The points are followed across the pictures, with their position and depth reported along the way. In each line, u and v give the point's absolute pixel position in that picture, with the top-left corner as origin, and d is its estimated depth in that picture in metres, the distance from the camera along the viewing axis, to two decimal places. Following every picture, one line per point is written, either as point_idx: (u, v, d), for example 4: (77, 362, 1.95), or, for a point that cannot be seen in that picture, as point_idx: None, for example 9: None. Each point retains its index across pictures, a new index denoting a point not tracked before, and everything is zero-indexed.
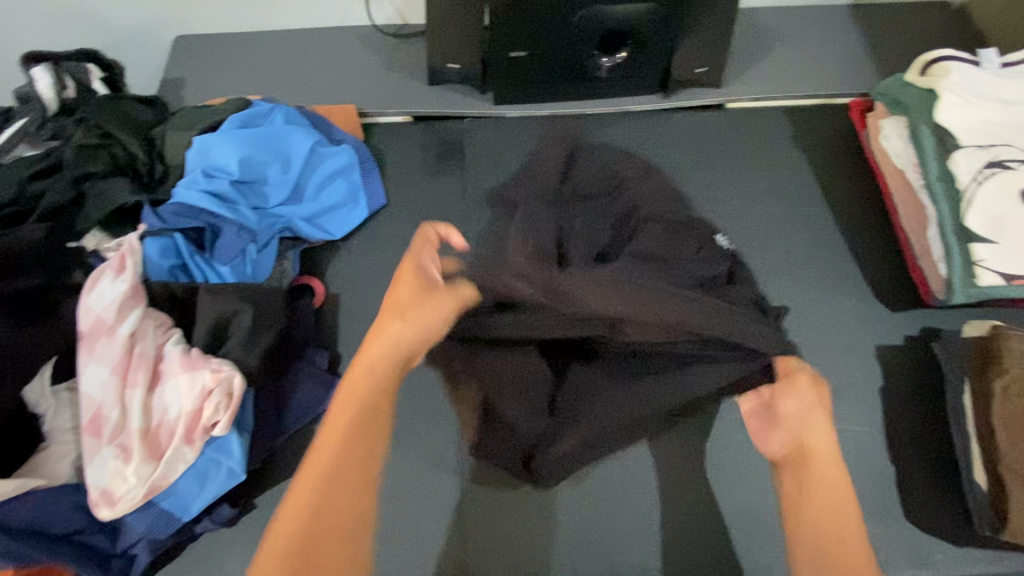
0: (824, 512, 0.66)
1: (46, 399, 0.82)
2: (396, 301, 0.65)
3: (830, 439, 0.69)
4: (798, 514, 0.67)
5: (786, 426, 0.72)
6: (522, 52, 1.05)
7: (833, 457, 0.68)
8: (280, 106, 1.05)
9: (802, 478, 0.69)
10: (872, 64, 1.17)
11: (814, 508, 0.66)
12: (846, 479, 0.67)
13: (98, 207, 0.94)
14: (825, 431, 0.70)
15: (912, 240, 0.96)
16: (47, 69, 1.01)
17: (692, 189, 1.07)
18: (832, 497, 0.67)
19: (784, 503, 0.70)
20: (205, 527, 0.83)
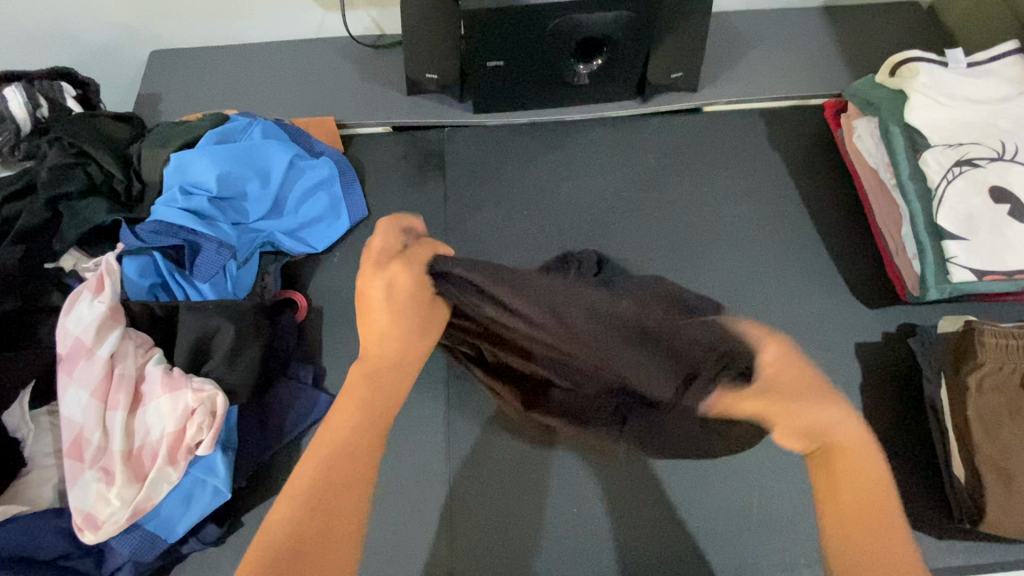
0: (863, 504, 0.57)
1: (26, 423, 0.81)
2: (375, 327, 0.75)
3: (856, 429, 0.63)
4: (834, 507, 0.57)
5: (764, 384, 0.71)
6: (499, 62, 1.06)
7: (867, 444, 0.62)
8: (258, 120, 1.05)
9: (834, 468, 0.60)
10: (845, 65, 1.18)
11: (852, 496, 0.57)
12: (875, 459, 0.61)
13: (74, 227, 0.93)
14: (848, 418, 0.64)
15: (886, 238, 0.97)
16: (20, 89, 1.00)
17: (672, 194, 1.08)
18: (867, 481, 0.58)
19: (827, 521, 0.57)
20: (192, 547, 0.83)
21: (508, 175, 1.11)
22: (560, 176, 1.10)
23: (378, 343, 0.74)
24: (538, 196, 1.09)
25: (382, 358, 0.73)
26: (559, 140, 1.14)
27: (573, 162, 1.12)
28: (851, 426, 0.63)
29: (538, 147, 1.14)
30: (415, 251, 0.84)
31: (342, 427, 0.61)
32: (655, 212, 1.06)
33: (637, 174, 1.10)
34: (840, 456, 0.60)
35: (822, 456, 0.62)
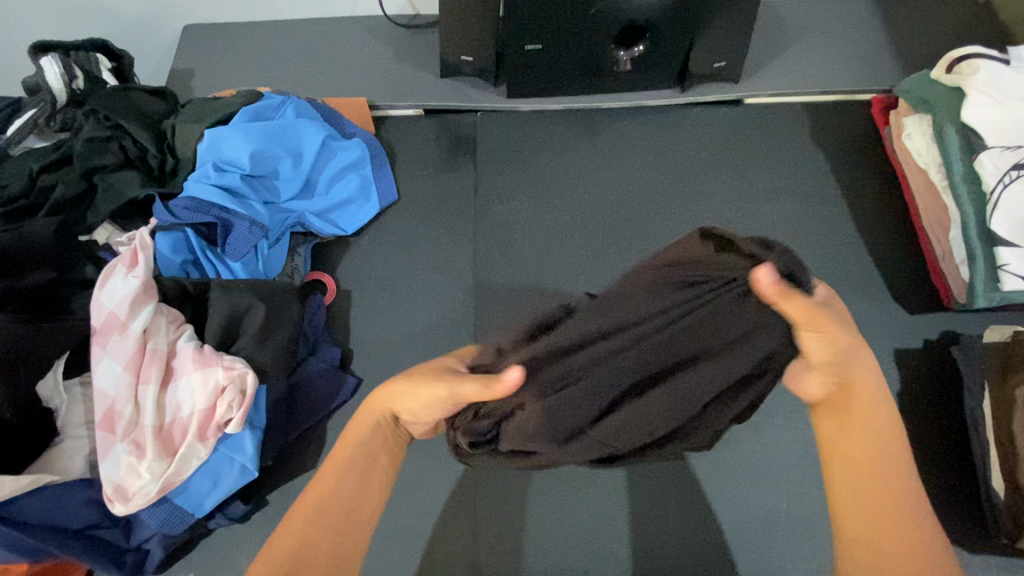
0: (869, 501, 0.53)
1: (60, 394, 0.82)
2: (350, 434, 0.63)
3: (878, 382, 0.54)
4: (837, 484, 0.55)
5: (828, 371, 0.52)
6: (537, 46, 1.03)
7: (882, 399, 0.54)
8: (292, 99, 1.03)
9: (846, 416, 0.54)
10: (895, 59, 1.14)
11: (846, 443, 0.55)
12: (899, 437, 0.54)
13: (109, 202, 0.93)
14: (883, 400, 0.54)
15: (933, 242, 0.94)
16: (55, 59, 0.99)
17: (710, 188, 1.05)
18: (875, 432, 0.54)
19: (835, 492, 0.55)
20: (217, 523, 0.83)
21: (541, 163, 1.09)
22: (594, 166, 1.08)
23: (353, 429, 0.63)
24: (570, 185, 1.06)
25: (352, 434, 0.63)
26: (594, 129, 1.12)
27: (608, 151, 1.09)
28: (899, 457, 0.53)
29: (572, 135, 1.11)
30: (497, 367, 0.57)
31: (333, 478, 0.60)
32: (690, 206, 1.04)
33: (673, 166, 1.07)
34: (847, 407, 0.54)
35: (830, 407, 0.55)
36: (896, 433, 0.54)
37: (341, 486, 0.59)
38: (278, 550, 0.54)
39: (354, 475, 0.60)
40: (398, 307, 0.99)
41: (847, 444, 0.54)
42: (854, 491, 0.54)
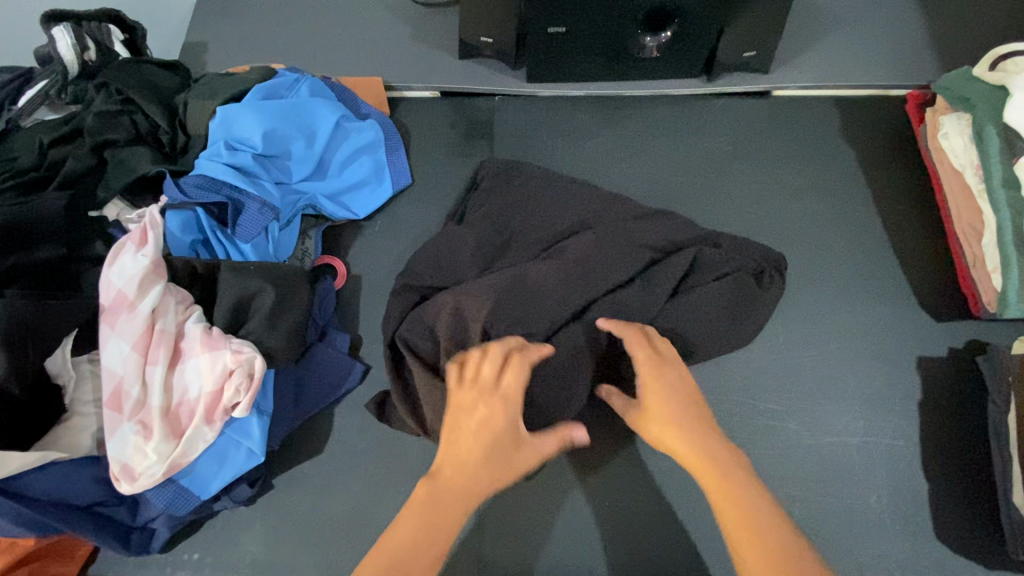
0: (712, 475, 0.63)
1: (69, 370, 0.81)
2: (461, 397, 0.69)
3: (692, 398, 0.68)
4: (725, 502, 0.61)
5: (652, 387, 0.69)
6: (561, 29, 0.99)
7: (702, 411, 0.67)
8: (306, 77, 1.01)
9: (706, 450, 0.64)
10: (935, 54, 1.09)
11: (712, 471, 0.63)
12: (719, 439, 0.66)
13: (119, 176, 0.91)
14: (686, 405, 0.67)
15: (963, 247, 0.90)
16: (68, 29, 0.97)
17: (733, 183, 1.01)
18: (717, 469, 0.63)
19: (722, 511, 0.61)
20: (223, 506, 0.83)
21: (559, 152, 1.06)
22: (613, 156, 1.05)
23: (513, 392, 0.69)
24: (587, 175, 1.03)
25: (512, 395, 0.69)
26: (616, 118, 1.08)
27: (629, 141, 1.06)
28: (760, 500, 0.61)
29: (592, 123, 1.08)
30: (513, 360, 0.71)
31: (414, 524, 0.61)
32: (712, 199, 1.00)
33: (696, 158, 1.04)
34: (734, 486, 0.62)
35: (682, 433, 0.66)
36: (735, 467, 0.63)
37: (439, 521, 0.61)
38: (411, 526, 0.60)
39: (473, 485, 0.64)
40: None
41: (709, 465, 0.63)
42: (739, 527, 0.59)
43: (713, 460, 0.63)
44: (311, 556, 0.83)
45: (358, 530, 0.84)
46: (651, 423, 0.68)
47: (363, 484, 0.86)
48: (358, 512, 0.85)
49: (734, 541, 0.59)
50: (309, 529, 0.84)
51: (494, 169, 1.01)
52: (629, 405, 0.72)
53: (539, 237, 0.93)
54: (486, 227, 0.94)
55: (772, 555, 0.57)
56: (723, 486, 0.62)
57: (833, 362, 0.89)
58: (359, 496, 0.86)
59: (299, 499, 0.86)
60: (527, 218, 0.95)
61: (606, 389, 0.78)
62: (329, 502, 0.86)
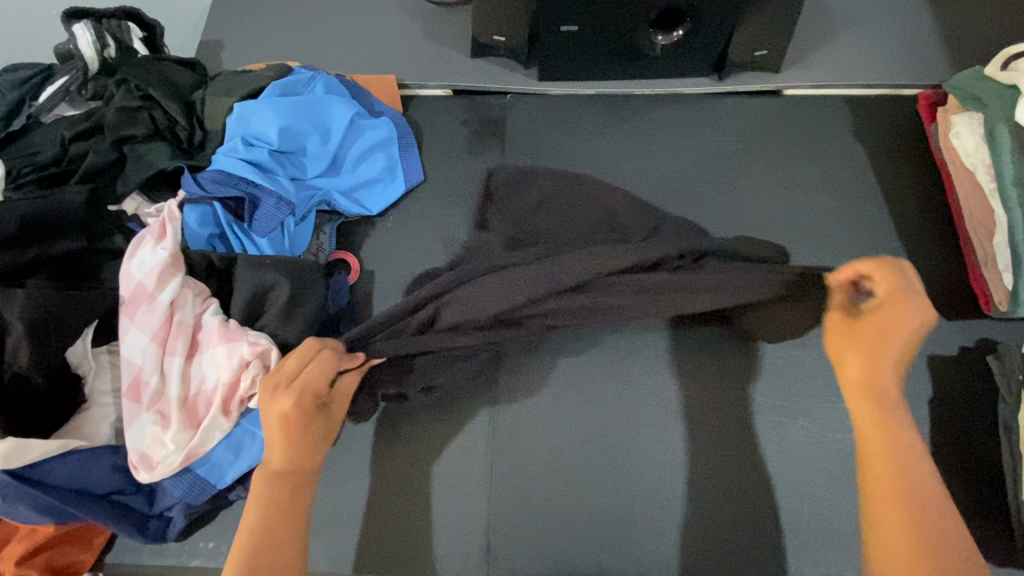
0: (873, 426, 0.67)
1: (88, 360, 0.82)
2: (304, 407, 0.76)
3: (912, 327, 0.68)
4: (878, 449, 0.66)
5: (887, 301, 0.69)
6: (573, 28, 1.00)
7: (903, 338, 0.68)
8: (322, 75, 1.02)
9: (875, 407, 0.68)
10: (947, 54, 1.09)
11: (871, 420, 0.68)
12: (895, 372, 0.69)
13: (138, 171, 0.94)
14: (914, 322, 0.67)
15: (976, 247, 0.91)
16: (88, 26, 0.99)
17: (744, 182, 1.02)
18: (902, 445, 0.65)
19: (864, 463, 0.67)
20: (238, 495, 0.85)
21: (571, 149, 1.07)
22: (624, 153, 1.06)
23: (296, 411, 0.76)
24: (599, 172, 1.04)
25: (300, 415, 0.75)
26: (628, 116, 1.09)
27: (641, 139, 1.07)
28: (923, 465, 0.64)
29: (605, 121, 1.09)
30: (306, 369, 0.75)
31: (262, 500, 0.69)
32: (723, 197, 1.01)
33: (708, 156, 1.04)
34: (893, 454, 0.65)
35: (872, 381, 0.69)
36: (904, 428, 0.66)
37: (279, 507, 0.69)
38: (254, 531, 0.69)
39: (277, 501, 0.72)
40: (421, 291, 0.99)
41: (890, 433, 0.66)
42: (885, 503, 0.63)
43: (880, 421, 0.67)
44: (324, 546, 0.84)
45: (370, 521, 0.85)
46: (852, 358, 0.71)
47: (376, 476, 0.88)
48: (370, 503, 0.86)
49: (873, 518, 0.63)
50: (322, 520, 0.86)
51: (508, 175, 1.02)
52: (847, 311, 0.75)
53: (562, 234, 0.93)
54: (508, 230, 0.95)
55: (912, 527, 0.60)
56: (877, 461, 0.66)
57: None
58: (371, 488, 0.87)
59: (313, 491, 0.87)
60: (554, 212, 0.95)
61: (834, 281, 0.76)
62: (342, 494, 0.87)
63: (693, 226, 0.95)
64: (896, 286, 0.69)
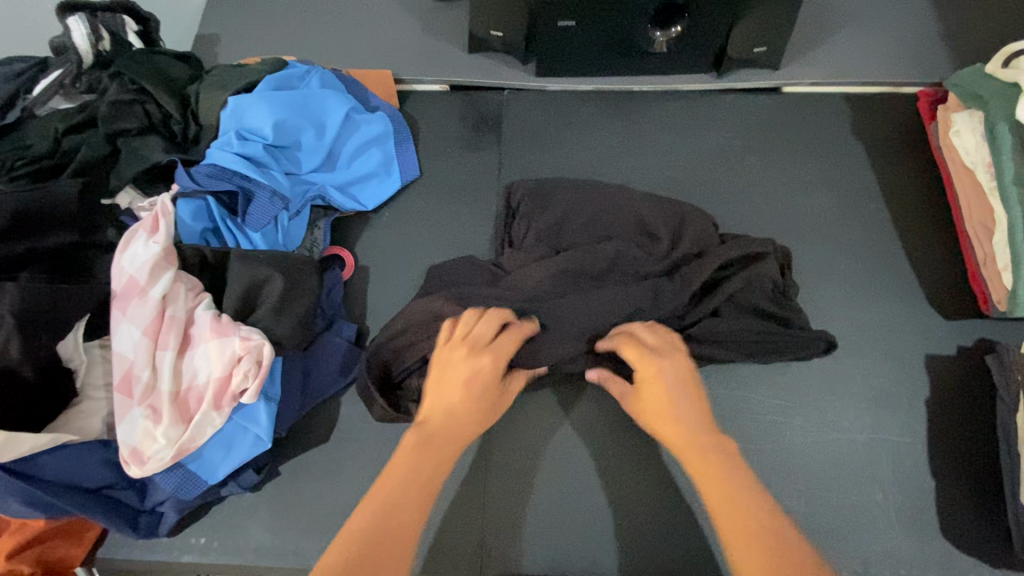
0: (723, 486, 0.63)
1: (80, 354, 0.81)
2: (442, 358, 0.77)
3: (663, 374, 0.73)
4: (719, 507, 0.62)
5: (646, 360, 0.75)
6: (571, 22, 0.99)
7: (663, 373, 0.73)
8: (317, 69, 1.02)
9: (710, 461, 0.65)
10: (947, 51, 1.08)
11: (725, 484, 0.63)
12: (704, 422, 0.70)
13: (132, 164, 0.93)
14: (661, 369, 0.73)
15: (974, 246, 0.90)
16: (83, 20, 0.98)
17: (742, 180, 1.01)
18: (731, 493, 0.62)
19: (718, 524, 0.61)
20: (230, 491, 0.84)
21: (567, 145, 1.06)
22: (621, 150, 1.05)
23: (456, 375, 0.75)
24: (595, 168, 1.04)
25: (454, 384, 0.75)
26: (625, 112, 1.08)
27: (638, 136, 1.06)
28: (739, 477, 0.64)
29: (602, 117, 1.08)
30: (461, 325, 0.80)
31: (401, 471, 0.66)
32: (720, 194, 1.00)
33: (705, 153, 1.04)
34: (709, 470, 0.65)
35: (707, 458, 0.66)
36: (730, 461, 0.65)
37: (415, 472, 0.66)
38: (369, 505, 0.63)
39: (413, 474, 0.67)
40: (415, 287, 0.98)
41: (710, 476, 0.64)
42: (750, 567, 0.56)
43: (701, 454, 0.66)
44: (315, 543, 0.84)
45: None
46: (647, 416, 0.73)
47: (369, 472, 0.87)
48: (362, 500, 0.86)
49: None
50: (315, 516, 0.85)
51: (528, 189, 0.96)
52: (631, 392, 0.77)
53: (556, 236, 0.93)
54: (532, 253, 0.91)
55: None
56: (712, 470, 0.65)
57: (839, 358, 0.89)
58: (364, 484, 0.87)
59: (305, 487, 0.87)
60: (549, 213, 0.94)
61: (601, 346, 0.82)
62: (334, 490, 0.87)
63: (709, 227, 0.92)
64: (655, 347, 0.77)
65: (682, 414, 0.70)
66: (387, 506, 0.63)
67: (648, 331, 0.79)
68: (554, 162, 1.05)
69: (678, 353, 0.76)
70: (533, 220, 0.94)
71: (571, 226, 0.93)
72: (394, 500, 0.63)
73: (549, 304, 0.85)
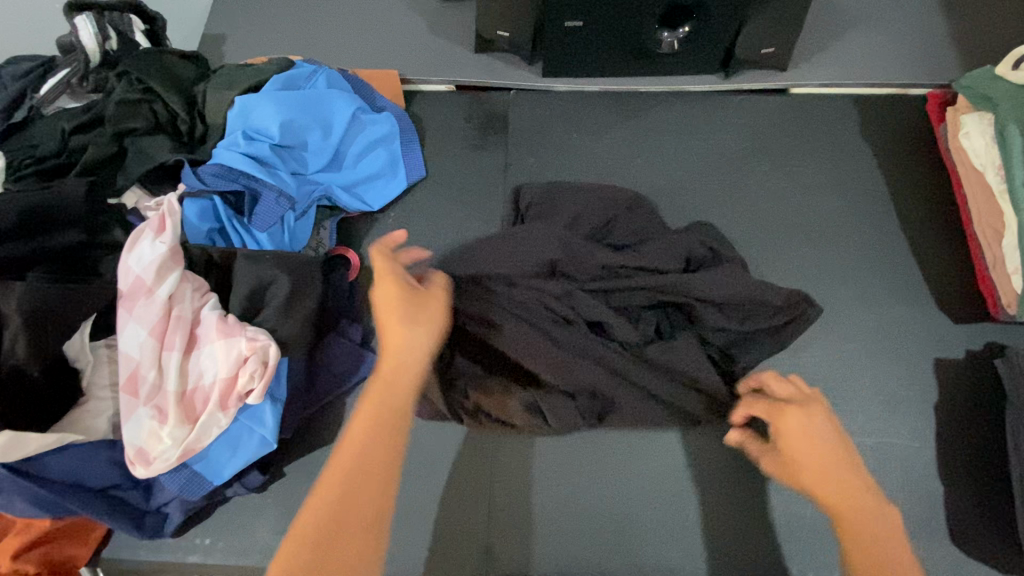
0: (862, 547, 0.60)
1: (86, 354, 0.81)
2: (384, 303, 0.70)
3: (825, 425, 0.68)
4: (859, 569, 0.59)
5: (779, 414, 0.69)
6: (579, 23, 0.99)
7: (833, 439, 0.67)
8: (324, 69, 1.02)
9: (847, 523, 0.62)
10: (956, 53, 1.08)
11: (854, 543, 0.60)
12: (850, 469, 0.65)
13: (138, 163, 0.93)
14: (827, 426, 0.68)
15: (984, 249, 0.89)
16: (91, 19, 0.98)
17: (750, 181, 1.01)
18: (866, 540, 0.60)
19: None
20: (235, 492, 0.84)
21: (574, 146, 1.06)
22: (629, 151, 1.05)
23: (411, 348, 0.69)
24: (602, 169, 1.03)
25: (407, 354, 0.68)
26: (632, 113, 1.08)
27: (645, 137, 1.06)
28: (880, 522, 0.62)
29: (609, 118, 1.08)
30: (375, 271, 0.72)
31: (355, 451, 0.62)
32: (728, 196, 1.00)
33: (713, 154, 1.03)
34: (846, 524, 0.62)
35: (842, 507, 0.63)
36: (873, 510, 0.62)
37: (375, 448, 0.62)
38: (323, 505, 0.59)
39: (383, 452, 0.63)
40: None
41: (856, 542, 0.60)
42: None
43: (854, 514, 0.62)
44: None
45: None
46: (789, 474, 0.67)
47: None
48: None
49: None
50: None
51: (539, 193, 0.95)
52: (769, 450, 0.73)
53: (563, 222, 0.92)
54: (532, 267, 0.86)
55: None
56: (852, 521, 0.62)
57: (847, 361, 0.88)
58: None
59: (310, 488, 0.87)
60: (552, 208, 0.94)
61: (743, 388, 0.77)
62: None
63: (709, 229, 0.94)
64: (802, 393, 0.71)
65: (846, 469, 0.65)
66: (352, 484, 0.60)
67: (778, 383, 0.72)
68: (561, 163, 1.04)
69: (819, 408, 0.69)
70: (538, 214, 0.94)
71: (577, 215, 0.92)
72: (363, 468, 0.61)
73: (567, 299, 0.84)
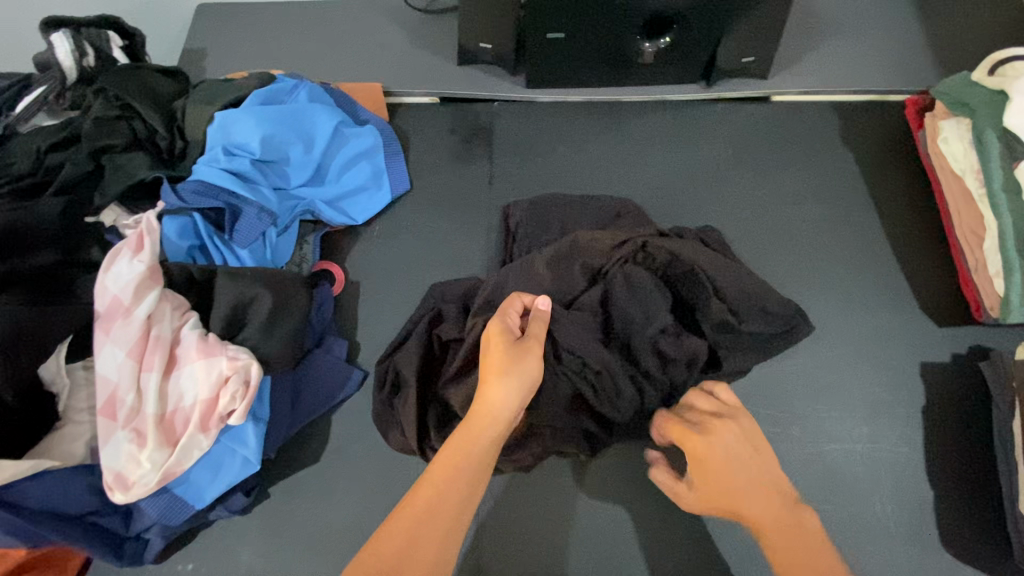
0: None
1: (62, 377, 0.79)
2: (488, 360, 0.71)
3: (734, 439, 0.68)
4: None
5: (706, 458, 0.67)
6: (560, 35, 0.99)
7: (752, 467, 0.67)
8: (305, 82, 1.01)
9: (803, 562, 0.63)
10: (934, 60, 1.09)
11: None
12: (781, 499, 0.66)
13: (117, 182, 0.91)
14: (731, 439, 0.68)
15: (966, 253, 0.90)
16: (67, 36, 0.97)
17: (734, 190, 1.01)
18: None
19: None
20: (218, 515, 0.82)
21: (558, 156, 1.06)
22: (613, 161, 1.05)
23: (494, 400, 0.68)
24: (586, 180, 1.03)
25: (493, 408, 0.68)
26: (616, 123, 1.08)
27: (629, 147, 1.06)
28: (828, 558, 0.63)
29: (592, 129, 1.08)
30: (509, 311, 0.76)
31: (437, 479, 0.63)
32: (711, 204, 1.00)
33: (696, 163, 1.04)
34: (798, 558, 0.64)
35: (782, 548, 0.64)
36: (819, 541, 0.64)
37: (453, 489, 0.63)
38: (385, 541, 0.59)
39: (450, 485, 0.63)
40: (406, 302, 0.97)
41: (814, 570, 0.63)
42: None
43: (795, 553, 0.64)
44: (306, 567, 0.81)
45: (354, 539, 0.83)
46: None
47: (362, 493, 0.85)
48: (356, 521, 0.84)
49: None
50: (307, 538, 0.83)
51: (526, 210, 0.94)
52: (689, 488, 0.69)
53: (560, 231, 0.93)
54: (530, 283, 0.84)
55: None
56: (793, 551, 0.64)
57: (834, 367, 0.88)
58: (357, 505, 0.85)
59: (296, 509, 0.85)
60: (540, 219, 0.94)
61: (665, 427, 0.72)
62: (326, 512, 0.85)
63: (701, 229, 0.94)
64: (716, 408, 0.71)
65: (772, 509, 0.66)
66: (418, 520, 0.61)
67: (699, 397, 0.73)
68: (545, 173, 1.04)
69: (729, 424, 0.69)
70: (528, 225, 0.94)
71: (571, 222, 0.93)
72: (429, 515, 0.61)
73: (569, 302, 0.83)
